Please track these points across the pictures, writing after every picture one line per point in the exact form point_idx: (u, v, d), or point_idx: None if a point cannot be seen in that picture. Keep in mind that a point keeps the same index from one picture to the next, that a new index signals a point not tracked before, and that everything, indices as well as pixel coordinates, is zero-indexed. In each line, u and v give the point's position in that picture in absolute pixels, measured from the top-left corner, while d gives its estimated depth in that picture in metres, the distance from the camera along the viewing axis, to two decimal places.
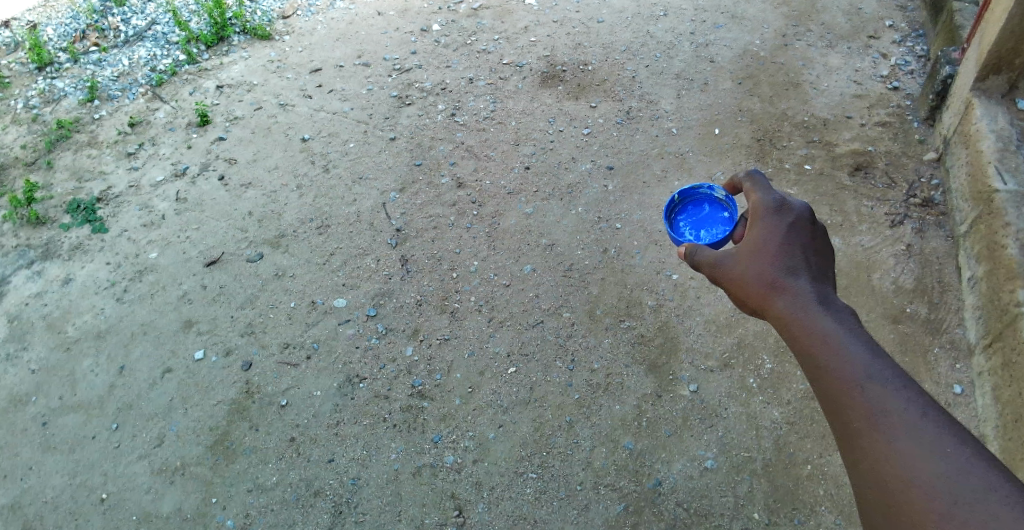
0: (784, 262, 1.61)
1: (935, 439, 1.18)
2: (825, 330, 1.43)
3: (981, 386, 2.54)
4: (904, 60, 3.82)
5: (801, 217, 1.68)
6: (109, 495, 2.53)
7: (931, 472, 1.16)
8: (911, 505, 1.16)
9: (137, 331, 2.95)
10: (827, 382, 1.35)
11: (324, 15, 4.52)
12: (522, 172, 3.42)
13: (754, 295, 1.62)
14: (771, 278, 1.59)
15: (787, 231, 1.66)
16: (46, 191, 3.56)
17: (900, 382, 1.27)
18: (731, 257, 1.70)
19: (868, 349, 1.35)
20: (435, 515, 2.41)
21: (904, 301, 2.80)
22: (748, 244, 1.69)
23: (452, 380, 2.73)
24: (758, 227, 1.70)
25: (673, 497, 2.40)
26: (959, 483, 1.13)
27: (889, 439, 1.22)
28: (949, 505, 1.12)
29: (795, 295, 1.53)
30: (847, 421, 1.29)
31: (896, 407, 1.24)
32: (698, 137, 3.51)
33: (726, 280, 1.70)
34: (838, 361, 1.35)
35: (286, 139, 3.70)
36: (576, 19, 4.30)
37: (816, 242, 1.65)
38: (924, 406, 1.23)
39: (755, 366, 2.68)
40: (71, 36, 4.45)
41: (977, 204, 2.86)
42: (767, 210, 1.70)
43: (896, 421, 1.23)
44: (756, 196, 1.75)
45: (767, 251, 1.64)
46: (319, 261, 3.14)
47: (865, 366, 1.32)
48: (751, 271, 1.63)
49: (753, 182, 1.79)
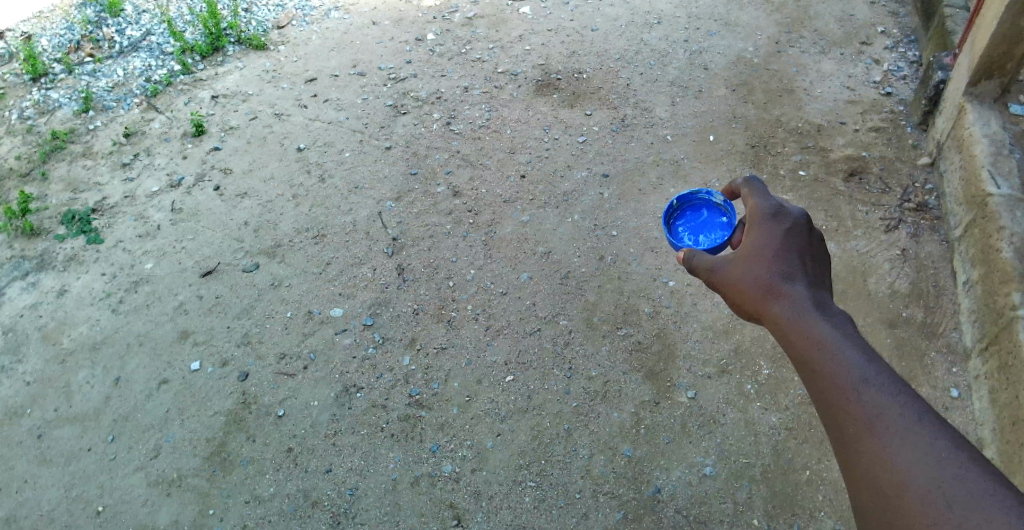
0: (780, 266, 1.61)
1: (930, 443, 1.18)
2: (820, 333, 1.43)
3: (978, 390, 2.54)
4: (896, 66, 3.85)
5: (798, 222, 1.69)
6: (105, 508, 2.50)
7: (925, 476, 1.15)
8: (905, 509, 1.15)
9: (133, 342, 2.94)
10: (823, 386, 1.35)
11: (319, 25, 4.53)
12: (518, 180, 3.43)
13: (750, 299, 1.63)
14: (766, 281, 1.60)
15: (784, 236, 1.67)
16: (41, 202, 3.55)
17: (896, 387, 1.27)
18: (728, 261, 1.71)
19: (864, 354, 1.35)
20: (434, 525, 2.40)
21: (900, 305, 2.80)
22: (745, 248, 1.70)
23: (450, 389, 2.72)
24: (756, 232, 1.71)
25: (672, 504, 2.39)
26: (954, 486, 1.12)
27: (883, 444, 1.22)
28: (943, 508, 1.11)
29: (790, 299, 1.54)
30: (843, 425, 1.28)
31: (892, 412, 1.24)
32: (694, 144, 3.52)
33: (722, 284, 1.71)
34: (833, 364, 1.35)
35: (282, 148, 3.70)
36: (570, 27, 4.32)
37: (812, 247, 1.66)
38: (920, 411, 1.22)
39: (753, 372, 2.69)
40: (65, 47, 4.44)
41: (971, 209, 2.88)
42: (764, 216, 1.72)
43: (890, 425, 1.23)
44: (755, 202, 1.77)
45: (764, 255, 1.65)
46: (315, 270, 3.14)
47: (861, 370, 1.32)
48: (748, 276, 1.64)
49: (751, 189, 1.81)
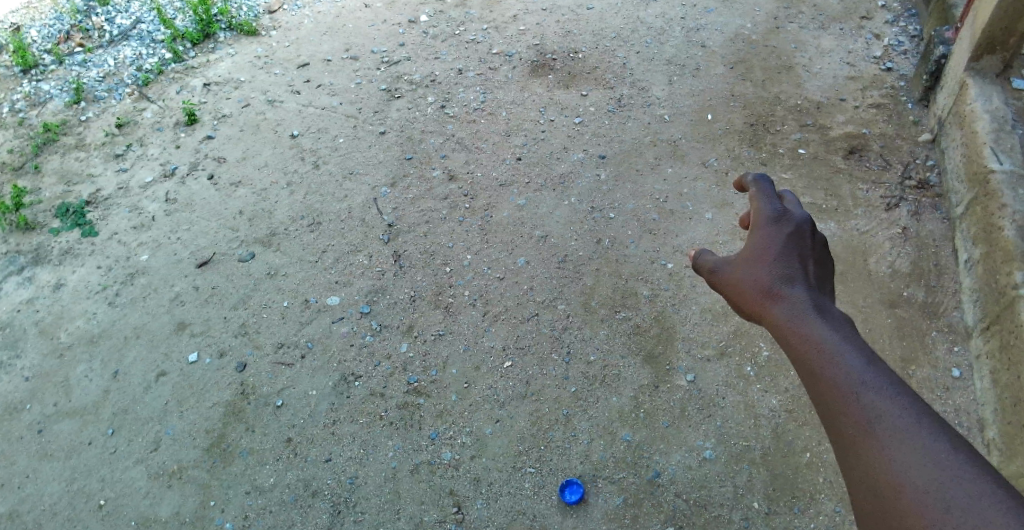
0: (786, 272, 1.39)
1: (930, 444, 1.05)
2: (823, 340, 1.24)
3: (979, 369, 2.52)
4: (897, 41, 3.78)
5: (804, 225, 1.46)
6: (106, 501, 2.51)
7: (922, 477, 1.03)
8: (903, 512, 1.03)
9: (130, 335, 2.93)
10: (819, 390, 1.20)
11: (311, 9, 4.47)
12: (514, 164, 3.39)
13: (753, 308, 1.40)
14: (770, 288, 1.37)
15: (792, 236, 1.44)
16: (35, 195, 3.53)
17: (898, 389, 1.13)
18: (730, 266, 1.47)
19: (865, 356, 1.20)
20: (434, 512, 2.40)
21: (900, 284, 2.78)
22: (745, 253, 1.47)
23: (447, 376, 2.71)
24: (756, 235, 1.48)
25: (672, 488, 2.38)
26: (952, 488, 1.00)
27: (881, 446, 1.08)
28: (941, 511, 0.99)
29: (794, 305, 1.32)
30: (840, 428, 1.14)
31: (890, 413, 1.10)
32: (692, 124, 3.48)
33: (724, 289, 1.48)
34: (831, 366, 1.20)
35: (275, 135, 3.66)
36: (565, 6, 4.25)
37: (818, 252, 1.44)
38: (919, 413, 1.09)
39: (752, 354, 2.67)
40: (55, 38, 4.39)
41: (973, 186, 2.84)
42: (766, 218, 1.49)
43: (889, 428, 1.09)
44: (758, 203, 1.53)
45: (767, 260, 1.42)
46: (311, 258, 3.12)
47: (859, 371, 1.17)
48: (747, 278, 1.42)
49: (755, 186, 1.56)
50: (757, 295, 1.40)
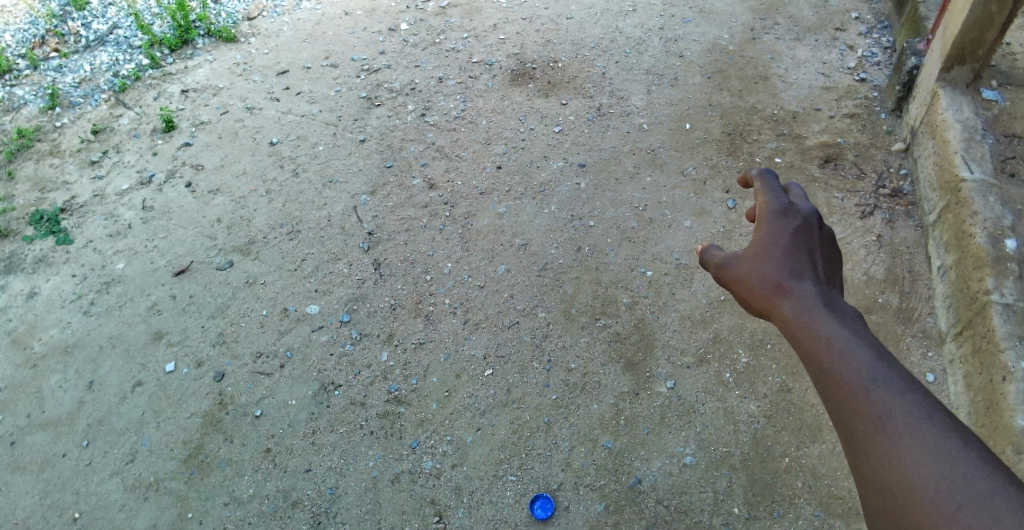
0: (794, 267, 1.37)
1: (940, 441, 1.05)
2: (833, 337, 1.23)
3: (953, 374, 2.57)
4: (870, 52, 3.86)
5: (811, 220, 1.44)
6: (82, 514, 2.46)
7: (933, 475, 1.03)
8: (914, 511, 1.02)
9: (105, 344, 2.89)
10: (829, 386, 1.19)
11: (290, 16, 4.46)
12: (494, 172, 3.40)
13: (763, 304, 1.38)
14: (778, 284, 1.36)
15: (799, 233, 1.42)
16: (7, 202, 3.47)
17: (909, 385, 1.13)
18: (738, 262, 1.45)
19: (874, 352, 1.19)
20: (415, 522, 2.39)
21: (876, 291, 2.82)
22: (753, 248, 1.45)
23: (428, 385, 2.70)
24: (763, 228, 1.46)
25: (652, 495, 2.40)
26: (962, 486, 1.00)
27: (891, 444, 1.08)
28: (953, 509, 0.99)
29: (802, 301, 1.31)
30: (851, 426, 1.14)
31: (901, 410, 1.10)
32: (670, 133, 3.51)
33: (732, 286, 1.46)
34: (841, 362, 1.20)
35: (254, 143, 3.64)
36: (545, 15, 4.29)
37: (827, 246, 1.42)
38: (930, 409, 1.09)
39: (731, 361, 2.70)
40: (29, 42, 4.33)
41: (945, 194, 2.89)
42: (772, 211, 1.46)
43: (900, 424, 1.09)
44: (764, 197, 1.50)
45: (776, 256, 1.40)
46: (290, 267, 3.10)
47: (869, 368, 1.17)
48: (755, 274, 1.40)
49: (760, 178, 1.53)
50: (767, 291, 1.38)
